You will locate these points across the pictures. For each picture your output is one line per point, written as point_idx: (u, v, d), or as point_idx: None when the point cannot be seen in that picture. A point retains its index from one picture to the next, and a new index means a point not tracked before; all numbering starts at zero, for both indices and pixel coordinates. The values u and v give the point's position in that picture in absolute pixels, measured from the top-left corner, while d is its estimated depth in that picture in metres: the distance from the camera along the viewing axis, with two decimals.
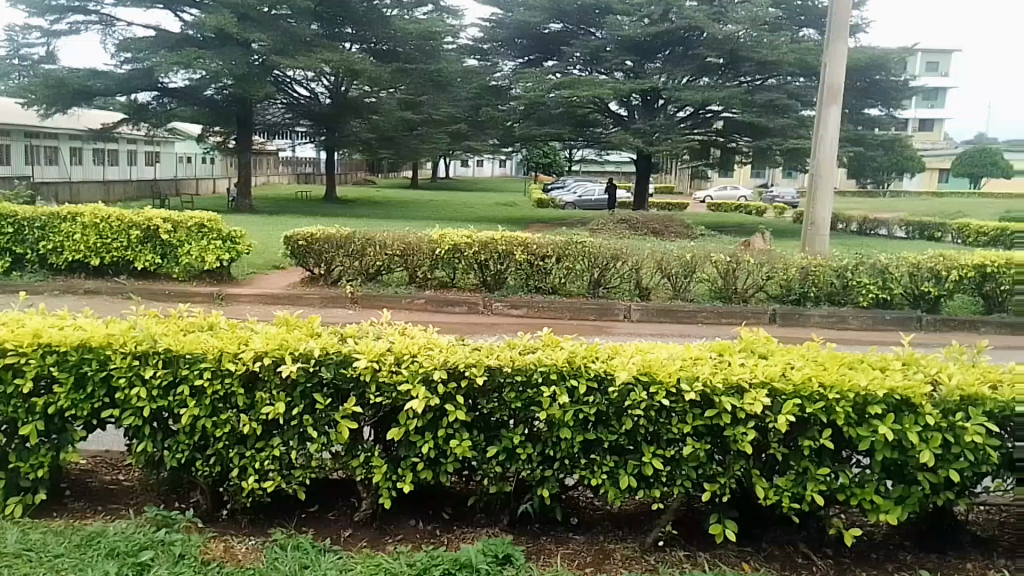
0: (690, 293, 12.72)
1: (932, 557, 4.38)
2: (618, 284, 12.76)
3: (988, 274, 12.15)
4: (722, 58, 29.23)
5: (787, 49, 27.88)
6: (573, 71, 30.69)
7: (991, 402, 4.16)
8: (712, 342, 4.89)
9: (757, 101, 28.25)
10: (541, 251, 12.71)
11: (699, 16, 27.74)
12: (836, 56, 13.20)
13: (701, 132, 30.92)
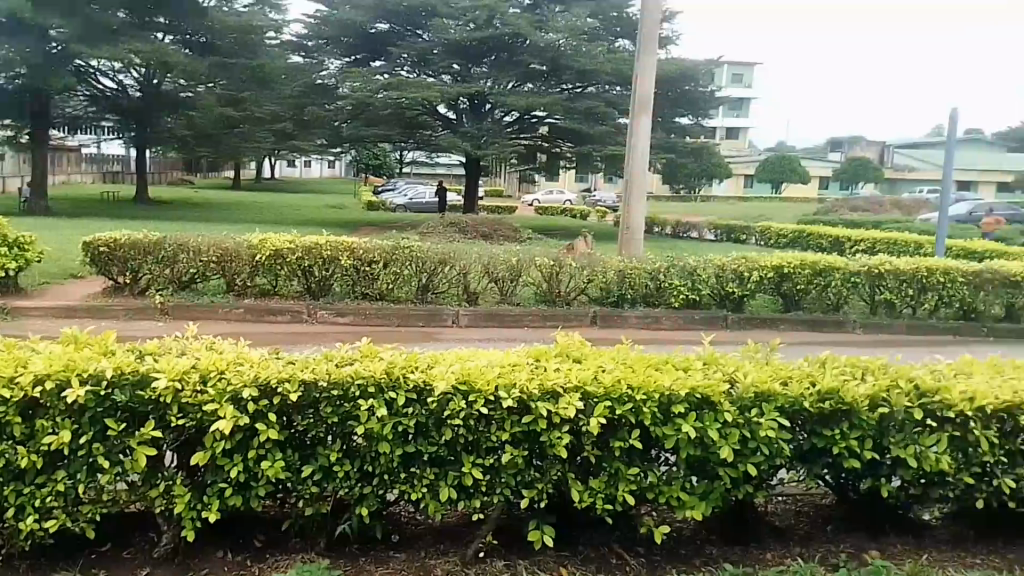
0: (516, 298, 11.70)
1: (736, 551, 4.41)
2: (446, 289, 11.63)
3: (785, 274, 11.78)
4: (545, 65, 27.77)
5: (605, 58, 26.97)
6: (400, 72, 28.66)
7: (780, 398, 4.31)
8: (529, 347, 4.82)
9: (577, 108, 27.14)
10: (368, 256, 11.50)
11: (521, 22, 26.72)
12: (647, 65, 12.64)
13: (527, 137, 29.42)
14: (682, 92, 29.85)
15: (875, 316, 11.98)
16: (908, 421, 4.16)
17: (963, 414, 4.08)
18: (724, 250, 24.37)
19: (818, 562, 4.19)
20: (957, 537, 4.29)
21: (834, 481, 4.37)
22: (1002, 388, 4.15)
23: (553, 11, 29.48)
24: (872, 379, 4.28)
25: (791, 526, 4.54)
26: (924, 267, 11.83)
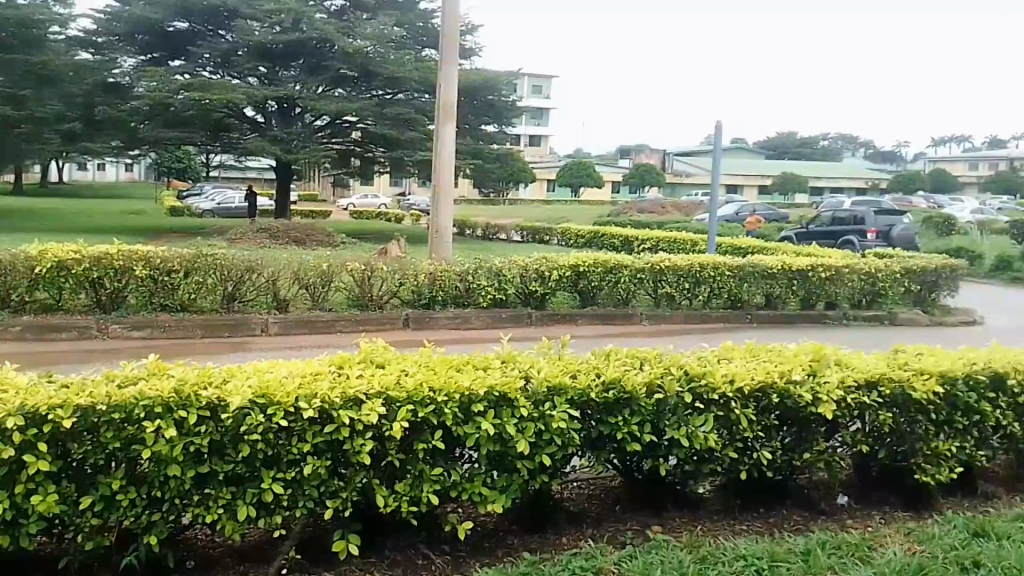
0: (326, 304, 10.97)
1: (536, 538, 4.68)
2: (254, 297, 10.75)
3: (581, 272, 11.74)
4: (354, 71, 26.28)
5: (412, 67, 26.34)
6: (202, 73, 26.58)
7: (569, 390, 4.60)
8: (333, 355, 4.89)
9: (387, 114, 25.96)
10: (166, 266, 10.36)
11: (328, 28, 25.49)
12: (449, 76, 13.02)
13: (340, 141, 27.32)
14: (486, 102, 28.73)
15: (659, 309, 12.16)
16: (679, 404, 4.57)
17: (724, 394, 4.52)
18: (523, 250, 24.02)
19: (607, 541, 4.53)
20: (728, 508, 4.72)
21: (621, 464, 4.73)
22: (758, 369, 4.63)
23: (360, 18, 27.94)
24: (649, 368, 4.73)
25: (587, 509, 4.90)
26: (699, 262, 12.25)
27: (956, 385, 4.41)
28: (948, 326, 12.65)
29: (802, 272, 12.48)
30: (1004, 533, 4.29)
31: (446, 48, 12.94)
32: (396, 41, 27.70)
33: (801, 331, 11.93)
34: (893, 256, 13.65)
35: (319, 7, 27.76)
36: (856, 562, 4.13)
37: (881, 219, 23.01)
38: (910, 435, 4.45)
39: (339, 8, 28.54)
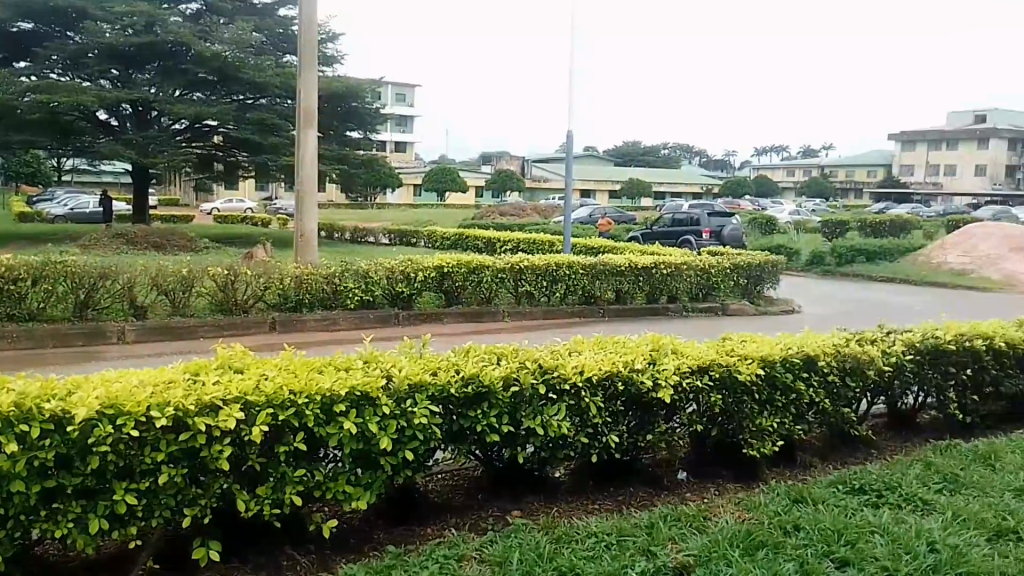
0: (189, 310, 10.61)
1: (402, 531, 4.85)
2: (110, 304, 10.23)
3: (446, 272, 11.95)
4: (213, 76, 25.29)
5: (275, 72, 25.59)
6: (51, 75, 25.00)
7: (429, 387, 4.79)
8: (189, 362, 4.97)
9: (249, 118, 25.22)
10: (13, 273, 9.79)
11: (184, 31, 24.50)
12: (308, 82, 12.97)
13: (200, 146, 26.41)
14: (349, 109, 28.22)
15: (520, 306, 12.53)
16: (534, 396, 4.88)
17: (574, 384, 4.85)
18: (391, 252, 23.73)
19: (469, 529, 4.76)
20: (581, 490, 5.08)
21: (482, 454, 4.98)
22: (605, 360, 5.03)
23: (217, 22, 26.95)
24: (505, 362, 5.02)
25: (451, 499, 5.11)
26: (555, 261, 12.77)
27: (773, 367, 4.97)
28: (771, 314, 13.78)
29: (647, 269, 13.26)
30: (818, 497, 4.84)
31: (304, 55, 12.91)
32: (257, 48, 26.78)
33: (647, 323, 12.59)
34: (723, 253, 14.76)
35: (172, 10, 26.50)
36: (692, 532, 4.56)
37: (715, 220, 24.31)
38: (738, 413, 4.93)
39: (194, 11, 27.42)
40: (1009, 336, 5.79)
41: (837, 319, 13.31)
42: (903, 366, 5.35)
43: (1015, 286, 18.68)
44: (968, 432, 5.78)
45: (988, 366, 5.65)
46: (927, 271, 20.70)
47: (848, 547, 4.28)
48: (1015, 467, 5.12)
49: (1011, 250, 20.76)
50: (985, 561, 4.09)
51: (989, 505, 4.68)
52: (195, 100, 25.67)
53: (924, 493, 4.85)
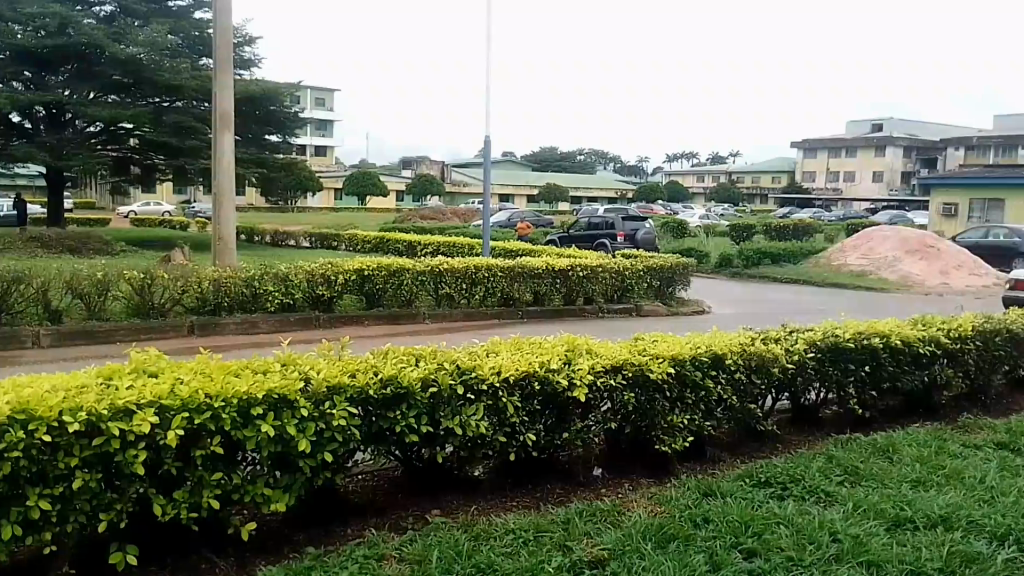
0: (106, 314, 10.44)
1: (321, 532, 4.81)
2: (24, 309, 9.99)
3: (366, 275, 11.99)
4: (128, 77, 24.84)
5: (191, 76, 24.75)
6: None
7: (349, 388, 4.72)
8: (102, 368, 4.89)
9: (166, 121, 24.39)
10: None
11: (97, 34, 23.89)
12: (223, 87, 12.97)
13: (116, 148, 25.71)
14: (268, 113, 27.77)
15: (440, 308, 12.61)
16: (453, 396, 4.92)
17: (492, 384, 4.95)
18: (312, 255, 23.53)
19: (389, 529, 4.77)
20: (500, 489, 5.18)
21: (403, 455, 5.00)
22: (522, 360, 5.17)
23: (130, 25, 25.97)
24: (424, 364, 5.10)
25: (370, 499, 5.14)
26: (474, 263, 12.87)
27: (683, 365, 5.28)
28: (683, 315, 14.02)
29: (564, 271, 13.43)
30: (726, 490, 5.04)
31: (219, 58, 12.91)
32: (174, 51, 25.93)
33: (562, 324, 12.73)
34: (638, 255, 15.05)
35: (85, 12, 25.82)
36: (608, 526, 4.67)
37: (629, 223, 24.67)
38: (651, 410, 5.19)
39: (109, 13, 26.71)
40: (904, 333, 6.16)
41: (744, 319, 13.71)
42: (804, 363, 5.71)
43: (909, 286, 19.51)
44: (867, 426, 6.16)
45: (884, 362, 6.03)
46: (827, 272, 21.51)
47: (756, 538, 4.45)
48: (910, 458, 5.46)
49: (906, 253, 21.24)
50: (883, 549, 4.29)
51: (889, 496, 4.92)
52: (108, 102, 25.05)
53: (826, 485, 5.07)
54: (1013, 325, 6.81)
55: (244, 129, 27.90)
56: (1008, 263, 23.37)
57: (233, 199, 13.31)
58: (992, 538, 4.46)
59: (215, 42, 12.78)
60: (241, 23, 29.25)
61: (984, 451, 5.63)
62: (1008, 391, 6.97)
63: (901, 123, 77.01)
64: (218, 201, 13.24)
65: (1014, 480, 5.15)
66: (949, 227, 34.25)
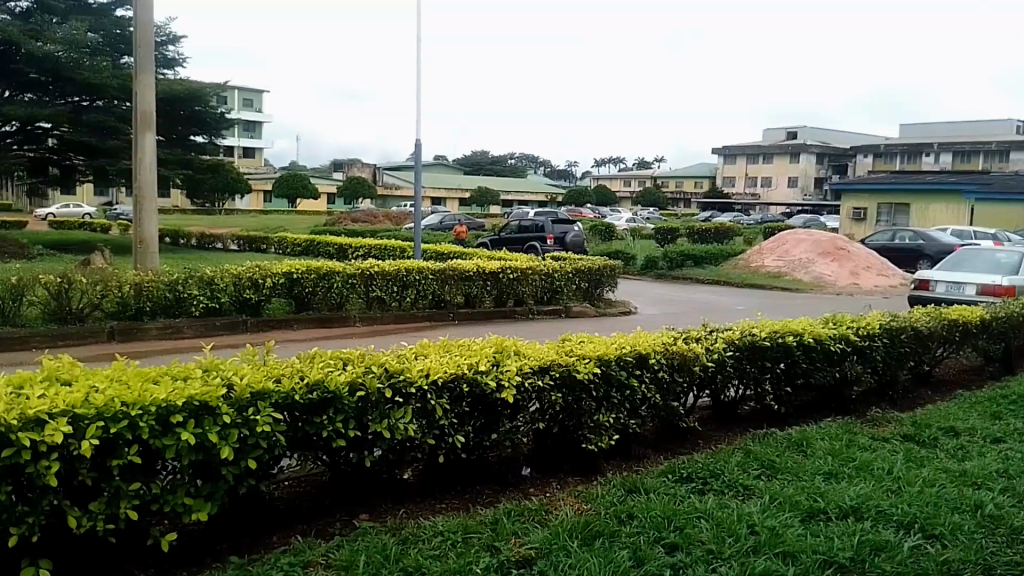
0: (18, 319, 10.06)
1: (245, 540, 4.70)
2: None
3: (294, 278, 11.85)
4: (46, 76, 23.82)
5: (112, 74, 23.66)
6: None
7: (273, 394, 4.61)
8: (9, 375, 4.61)
9: (85, 121, 23.47)
10: None
11: (11, 29, 22.78)
12: (146, 86, 12.65)
13: (33, 149, 24.75)
14: (192, 113, 26.90)
15: (371, 311, 12.55)
16: (381, 400, 4.87)
17: (419, 387, 4.94)
18: (238, 258, 23.02)
19: (316, 535, 4.72)
20: (428, 492, 5.20)
21: (330, 459, 4.92)
22: (449, 363, 5.20)
23: (47, 21, 24.65)
24: (351, 367, 5.07)
25: (296, 506, 5.07)
26: (404, 266, 12.82)
27: (609, 365, 5.43)
28: (611, 316, 14.28)
29: (494, 274, 13.45)
30: (649, 487, 5.18)
31: (142, 57, 12.57)
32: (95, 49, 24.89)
33: (490, 326, 12.80)
34: (568, 257, 15.19)
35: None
36: (536, 525, 4.73)
37: (558, 227, 25.02)
38: (578, 409, 5.32)
39: (24, 10, 25.23)
40: (816, 331, 6.44)
41: (668, 319, 14.02)
42: (723, 361, 5.93)
43: (822, 286, 20.27)
44: (784, 421, 6.43)
45: (798, 359, 6.30)
46: (747, 274, 22.11)
47: (678, 532, 4.58)
48: (823, 452, 5.71)
49: (818, 254, 22.04)
50: (797, 540, 4.47)
51: (804, 488, 5.13)
52: (24, 101, 24.02)
53: (745, 479, 5.26)
54: (917, 323, 7.19)
55: (171, 129, 27.14)
56: (913, 264, 24.58)
57: (155, 200, 12.98)
58: (899, 527, 4.70)
59: (136, 40, 12.41)
60: (164, 21, 28.40)
61: (892, 443, 5.94)
62: (913, 385, 7.36)
63: (816, 129, 79.96)
64: (139, 200, 12.87)
65: (919, 470, 5.45)
66: (859, 230, 35.81)
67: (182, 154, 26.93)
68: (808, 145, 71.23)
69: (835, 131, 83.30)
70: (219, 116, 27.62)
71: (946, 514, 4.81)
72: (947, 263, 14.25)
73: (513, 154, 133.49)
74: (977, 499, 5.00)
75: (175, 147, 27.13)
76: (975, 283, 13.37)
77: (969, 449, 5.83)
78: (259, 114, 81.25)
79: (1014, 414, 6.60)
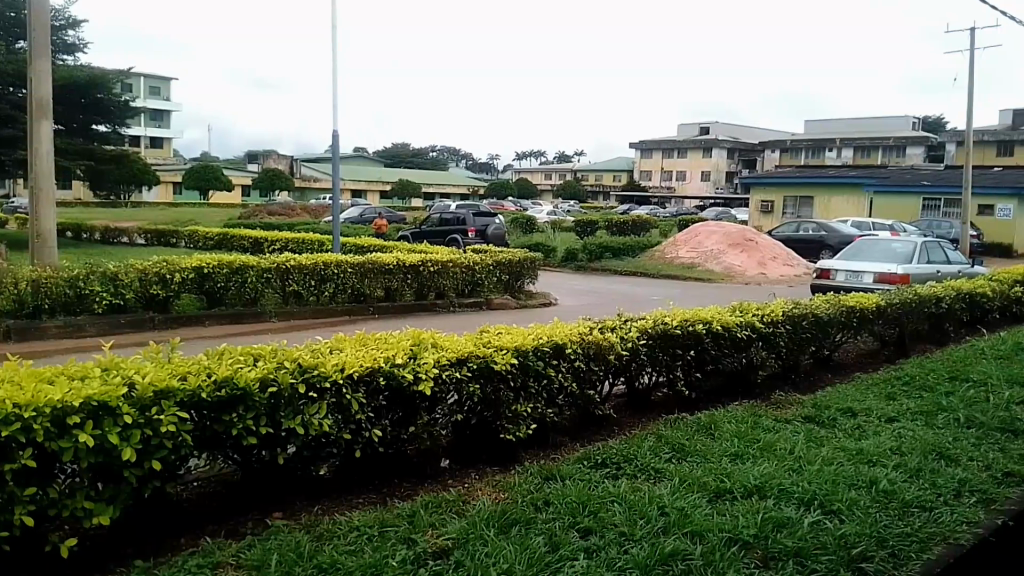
0: None
1: (152, 543, 4.52)
2: None
3: (205, 273, 11.46)
4: None
5: (7, 60, 22.33)
6: None
7: (178, 392, 4.43)
8: None
9: None
10: None
11: None
12: (41, 72, 12.00)
13: None
14: (94, 101, 25.75)
15: (287, 307, 12.27)
16: (294, 396, 4.78)
17: (335, 381, 4.87)
18: (144, 253, 22.03)
19: (226, 536, 4.60)
20: (344, 489, 5.13)
21: (241, 458, 4.80)
22: (366, 356, 5.15)
23: None
24: (262, 363, 4.94)
25: (206, 507, 4.92)
26: (322, 260, 12.62)
27: (527, 355, 5.50)
28: (532, 308, 14.43)
29: (415, 267, 13.37)
30: (565, 473, 5.27)
31: (37, 41, 11.90)
32: None
33: (409, 319, 12.71)
34: (488, 250, 15.24)
35: None
36: (453, 516, 4.74)
37: (479, 220, 25.07)
38: (496, 400, 5.37)
39: None
40: (724, 319, 6.70)
41: (585, 310, 14.24)
42: (638, 350, 6.09)
43: (732, 276, 21.00)
44: (695, 406, 6.65)
45: (707, 346, 6.54)
46: (662, 265, 22.67)
47: (592, 516, 4.69)
48: (730, 434, 5.93)
49: (729, 246, 22.78)
50: (705, 520, 4.63)
51: (711, 469, 5.33)
52: None
53: (656, 462, 5.42)
54: (818, 310, 7.56)
55: (71, 118, 25.72)
56: (817, 254, 25.82)
57: (53, 192, 12.34)
58: (800, 504, 4.93)
59: (30, 23, 11.73)
60: (62, 4, 27.04)
61: (794, 424, 6.24)
62: (813, 369, 7.74)
63: (731, 127, 83.44)
64: (35, 191, 12.22)
65: (819, 449, 5.73)
66: (767, 222, 38.19)
67: (81, 144, 25.53)
68: (718, 140, 73.80)
69: (750, 129, 87.37)
70: (123, 104, 26.43)
71: (843, 490, 5.08)
72: (848, 253, 14.95)
73: (435, 146, 132.00)
74: (872, 476, 5.30)
75: (72, 137, 25.74)
76: (873, 272, 14.11)
77: (865, 429, 6.17)
78: (167, 104, 77.78)
79: (906, 395, 7.02)
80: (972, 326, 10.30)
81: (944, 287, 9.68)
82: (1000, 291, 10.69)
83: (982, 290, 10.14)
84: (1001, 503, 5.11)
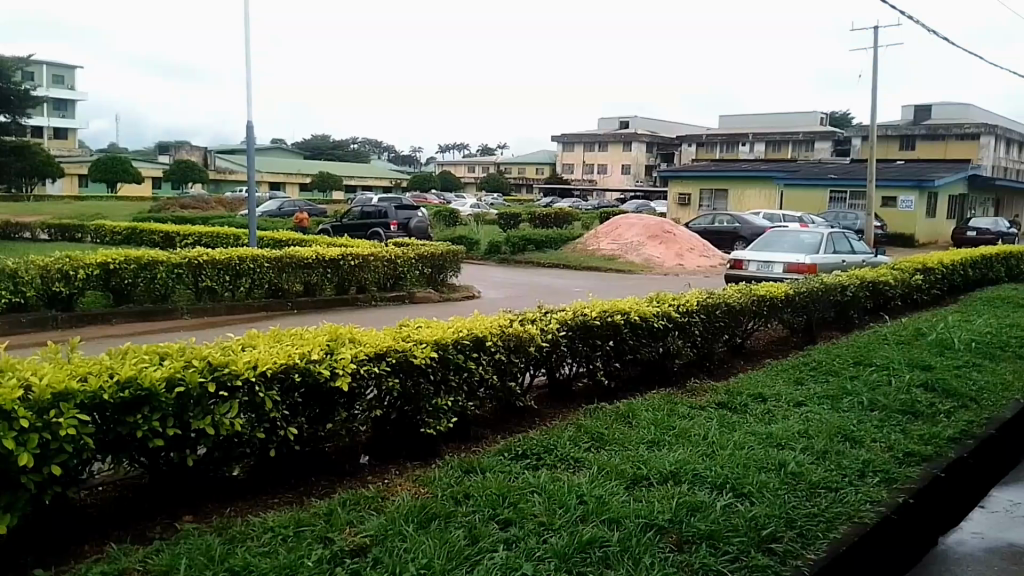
0: None
1: (51, 551, 4.30)
2: None
3: (111, 269, 11.07)
4: None
5: None
6: None
7: (78, 394, 4.22)
8: None
9: None
10: None
11: None
12: None
13: None
14: None
15: (201, 302, 11.91)
16: (203, 395, 4.64)
17: (247, 379, 4.75)
18: (44, 249, 21.01)
19: (133, 541, 4.43)
20: (259, 488, 5.03)
21: (148, 461, 4.62)
22: (279, 353, 5.06)
23: None
24: (168, 362, 4.78)
25: (111, 512, 4.74)
26: (237, 254, 12.28)
27: (446, 349, 5.52)
28: (454, 300, 14.39)
29: (335, 261, 13.21)
30: (486, 466, 5.32)
31: None
32: None
33: (327, 315, 12.54)
34: (412, 244, 15.14)
35: None
36: (371, 513, 4.70)
37: (401, 213, 24.91)
38: (416, 394, 5.37)
39: None
40: (642, 310, 6.87)
41: (507, 302, 14.41)
42: (557, 341, 6.20)
43: (651, 268, 21.40)
44: (614, 395, 6.81)
45: (625, 336, 6.70)
46: (584, 257, 23.05)
47: (511, 508, 4.73)
48: (647, 422, 6.09)
49: (648, 237, 23.24)
50: (622, 506, 4.74)
51: (629, 456, 5.46)
52: None
53: (575, 452, 5.52)
54: (730, 299, 7.81)
55: None
56: (731, 245, 26.64)
57: None
58: (712, 488, 5.10)
59: None
60: None
61: (708, 411, 6.44)
62: (726, 357, 7.99)
63: (650, 122, 85.99)
64: None
65: (731, 434, 5.93)
66: (683, 213, 39.22)
67: None
68: (637, 134, 75.94)
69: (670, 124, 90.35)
70: (22, 92, 25.21)
71: (754, 473, 5.27)
72: (759, 244, 15.46)
73: (357, 139, 129.60)
74: (782, 458, 5.51)
75: None
76: (782, 263, 14.63)
77: (775, 413, 6.42)
78: (71, 92, 74.15)
79: (813, 379, 7.36)
80: (876, 312, 10.82)
81: (849, 275, 10.13)
82: (902, 280, 11.26)
83: (884, 279, 10.67)
84: (901, 482, 5.38)
